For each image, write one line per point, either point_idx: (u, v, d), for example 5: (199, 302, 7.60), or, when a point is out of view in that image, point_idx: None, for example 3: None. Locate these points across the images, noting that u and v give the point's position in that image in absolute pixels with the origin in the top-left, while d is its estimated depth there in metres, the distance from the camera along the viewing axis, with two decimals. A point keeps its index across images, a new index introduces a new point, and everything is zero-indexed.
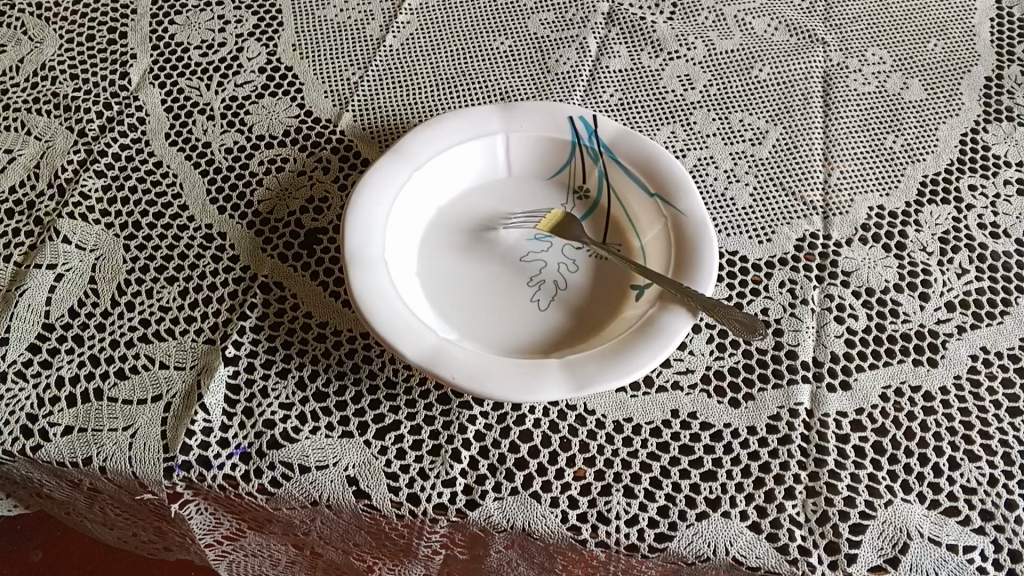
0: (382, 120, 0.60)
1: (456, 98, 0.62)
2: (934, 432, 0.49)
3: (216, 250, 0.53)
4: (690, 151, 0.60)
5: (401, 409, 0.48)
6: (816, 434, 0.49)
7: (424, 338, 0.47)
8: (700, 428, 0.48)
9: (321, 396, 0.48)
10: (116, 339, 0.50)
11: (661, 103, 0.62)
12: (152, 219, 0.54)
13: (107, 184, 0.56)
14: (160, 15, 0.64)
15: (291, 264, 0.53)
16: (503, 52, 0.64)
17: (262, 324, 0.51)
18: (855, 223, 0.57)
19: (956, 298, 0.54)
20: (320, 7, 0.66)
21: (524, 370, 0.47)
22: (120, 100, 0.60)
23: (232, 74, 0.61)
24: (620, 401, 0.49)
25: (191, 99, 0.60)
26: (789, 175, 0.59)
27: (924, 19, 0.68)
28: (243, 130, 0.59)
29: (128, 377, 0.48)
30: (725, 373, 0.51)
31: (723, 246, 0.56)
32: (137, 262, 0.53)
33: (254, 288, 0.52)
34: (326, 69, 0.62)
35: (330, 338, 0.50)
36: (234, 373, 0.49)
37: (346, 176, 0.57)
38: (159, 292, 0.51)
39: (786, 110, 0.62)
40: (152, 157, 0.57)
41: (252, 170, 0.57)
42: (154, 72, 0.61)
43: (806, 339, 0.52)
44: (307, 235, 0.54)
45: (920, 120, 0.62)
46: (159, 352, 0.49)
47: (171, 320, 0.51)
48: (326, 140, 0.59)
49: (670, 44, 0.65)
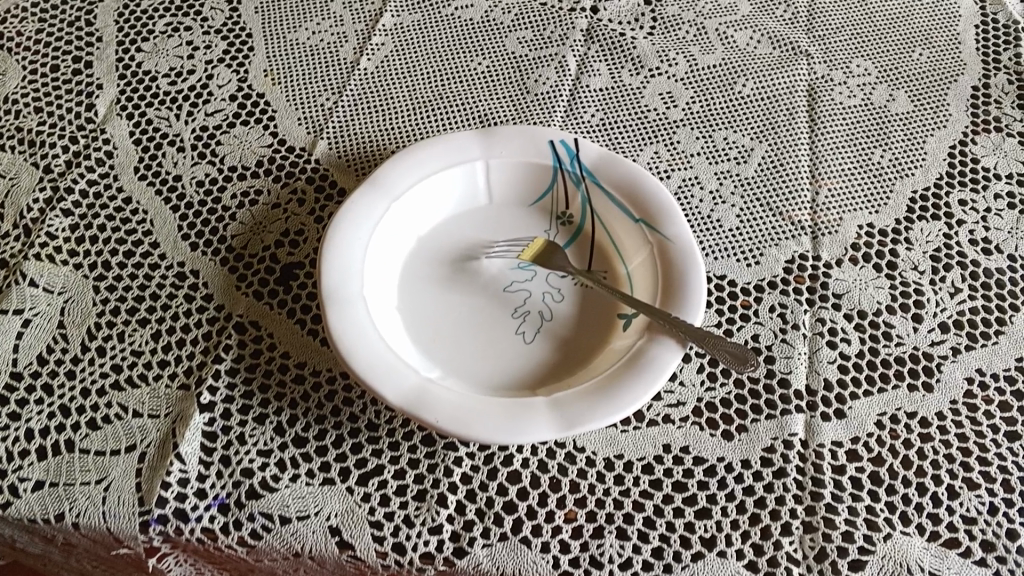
0: (359, 147, 0.58)
1: (435, 122, 0.60)
2: (932, 460, 0.48)
3: (190, 289, 0.52)
4: (675, 172, 0.58)
5: (385, 452, 0.47)
6: (812, 466, 0.47)
7: (405, 379, 0.46)
8: (693, 463, 0.47)
9: (301, 442, 0.47)
10: (86, 386, 0.48)
11: (643, 123, 0.61)
12: (122, 258, 0.53)
13: (75, 223, 0.54)
14: (127, 43, 0.63)
15: (267, 302, 0.51)
16: (481, 73, 0.62)
17: (238, 367, 0.49)
18: (845, 243, 0.56)
19: (950, 319, 0.53)
20: (291, 30, 0.64)
21: (510, 410, 0.45)
22: (86, 133, 0.58)
23: (201, 103, 0.60)
24: (611, 437, 0.48)
25: (160, 130, 0.58)
26: (776, 195, 0.58)
27: (908, 28, 0.66)
28: (214, 162, 0.57)
29: (100, 427, 0.47)
30: (717, 404, 0.49)
31: (711, 269, 0.54)
32: (107, 304, 0.51)
33: (229, 328, 0.50)
34: (299, 94, 0.61)
35: (310, 378, 0.49)
36: (210, 420, 0.47)
37: (323, 208, 0.55)
38: (131, 336, 0.50)
39: (771, 127, 0.61)
40: (121, 193, 0.55)
41: (225, 204, 0.55)
42: (121, 103, 0.59)
43: (798, 366, 0.51)
44: (283, 270, 0.53)
45: (908, 133, 0.61)
46: (131, 400, 0.48)
47: (144, 365, 0.49)
48: (300, 169, 0.57)
49: (651, 60, 0.64)
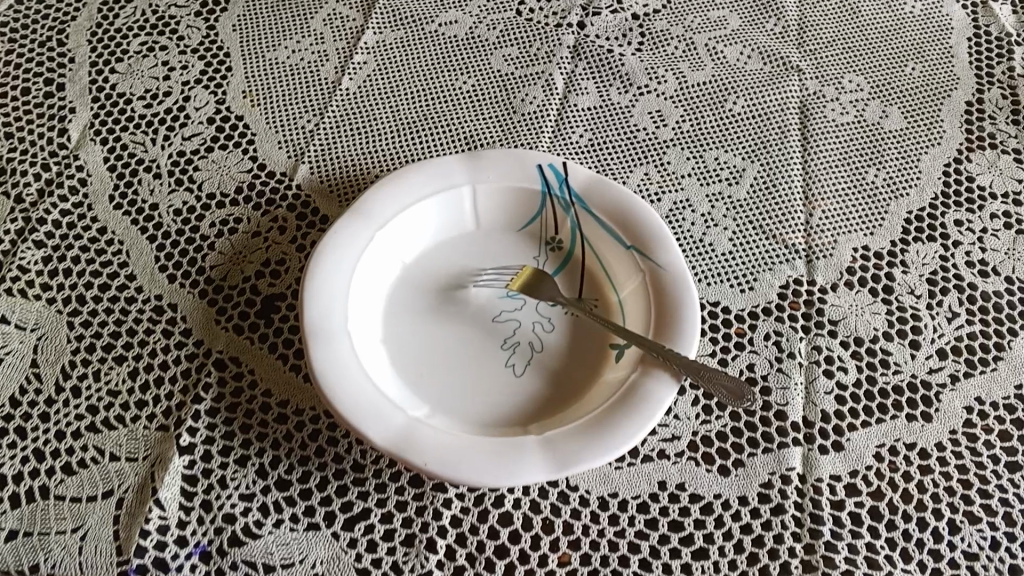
0: (341, 171, 0.57)
1: (420, 145, 0.58)
2: (932, 493, 0.47)
3: (168, 324, 0.50)
4: (665, 195, 0.57)
5: (371, 495, 0.45)
6: (811, 502, 0.46)
7: (392, 418, 0.44)
8: (689, 501, 0.46)
9: (284, 485, 0.45)
10: (61, 429, 0.46)
11: (632, 143, 0.59)
12: (97, 291, 0.51)
13: (48, 255, 0.52)
14: (100, 63, 0.61)
15: (248, 337, 0.50)
16: (467, 93, 0.61)
17: (218, 406, 0.47)
18: (840, 267, 0.54)
19: (948, 345, 0.52)
20: (270, 49, 0.62)
21: (501, 450, 0.44)
22: (59, 160, 0.56)
23: (179, 126, 0.58)
24: (605, 474, 0.46)
25: (136, 155, 0.57)
26: (769, 217, 0.56)
27: (900, 41, 0.65)
28: (192, 189, 0.55)
29: (76, 472, 0.45)
30: (713, 437, 0.48)
31: (704, 296, 0.53)
32: (82, 341, 0.49)
33: (208, 365, 0.49)
34: (279, 116, 0.59)
35: (293, 417, 0.47)
36: (190, 463, 0.46)
37: (305, 236, 0.54)
38: (107, 374, 0.48)
39: (763, 146, 0.59)
40: (96, 223, 0.53)
41: (204, 233, 0.54)
42: (95, 127, 0.58)
43: (795, 398, 0.49)
44: (264, 303, 0.51)
45: (902, 151, 0.60)
46: (108, 443, 0.46)
47: (121, 406, 0.47)
48: (281, 196, 0.55)
49: (640, 78, 0.62)
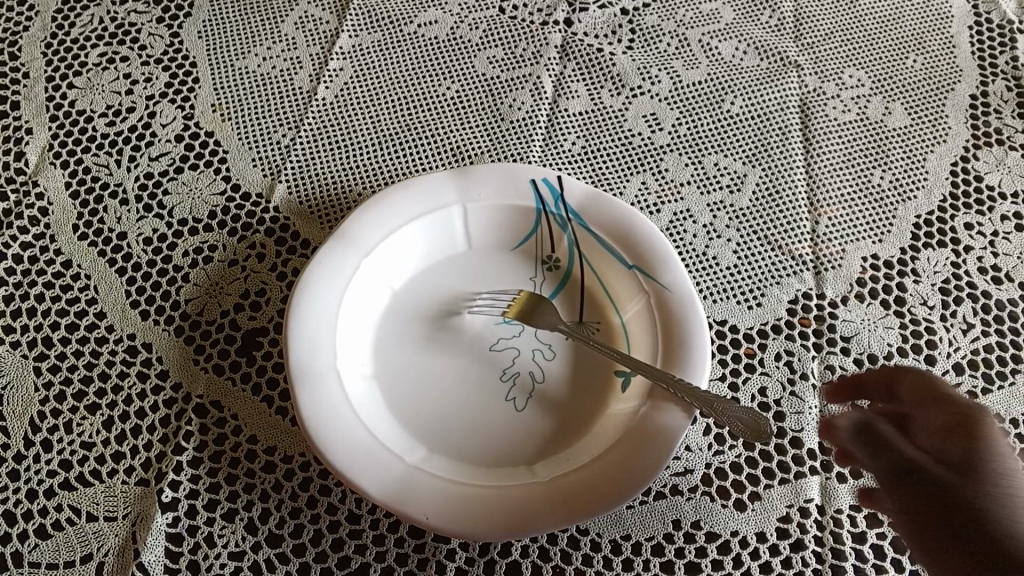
0: (322, 191, 0.54)
1: (403, 159, 0.55)
2: None
3: (142, 366, 0.47)
4: (664, 206, 0.54)
5: (369, 549, 0.43)
6: (831, 536, 0.44)
7: (389, 469, 0.41)
8: (705, 540, 0.44)
9: (276, 540, 0.43)
10: (32, 488, 0.44)
11: (627, 150, 0.56)
12: (65, 333, 0.48)
13: (10, 294, 0.49)
14: (57, 78, 0.57)
15: (229, 378, 0.47)
16: (451, 101, 0.58)
17: (200, 456, 0.45)
18: (850, 278, 0.52)
19: (964, 359, 0.49)
20: (239, 57, 0.58)
21: (508, 500, 0.41)
22: (16, 187, 0.53)
23: (145, 145, 0.55)
24: (616, 515, 0.44)
25: (100, 179, 0.53)
26: (774, 226, 0.54)
27: (900, 31, 0.62)
28: (162, 215, 0.52)
29: (51, 535, 0.43)
30: (727, 470, 0.46)
31: (711, 314, 0.51)
32: (51, 389, 0.47)
33: (188, 412, 0.46)
34: (253, 131, 0.56)
35: (281, 466, 0.45)
36: (174, 520, 0.44)
37: (286, 263, 0.51)
38: (80, 425, 0.46)
39: (764, 149, 0.57)
40: (60, 256, 0.50)
41: (177, 263, 0.51)
42: (54, 149, 0.54)
43: (810, 423, 0.47)
44: (244, 339, 0.48)
45: (907, 151, 0.57)
46: (84, 501, 0.44)
47: (97, 459, 0.45)
48: (258, 220, 0.52)
49: (632, 78, 0.59)
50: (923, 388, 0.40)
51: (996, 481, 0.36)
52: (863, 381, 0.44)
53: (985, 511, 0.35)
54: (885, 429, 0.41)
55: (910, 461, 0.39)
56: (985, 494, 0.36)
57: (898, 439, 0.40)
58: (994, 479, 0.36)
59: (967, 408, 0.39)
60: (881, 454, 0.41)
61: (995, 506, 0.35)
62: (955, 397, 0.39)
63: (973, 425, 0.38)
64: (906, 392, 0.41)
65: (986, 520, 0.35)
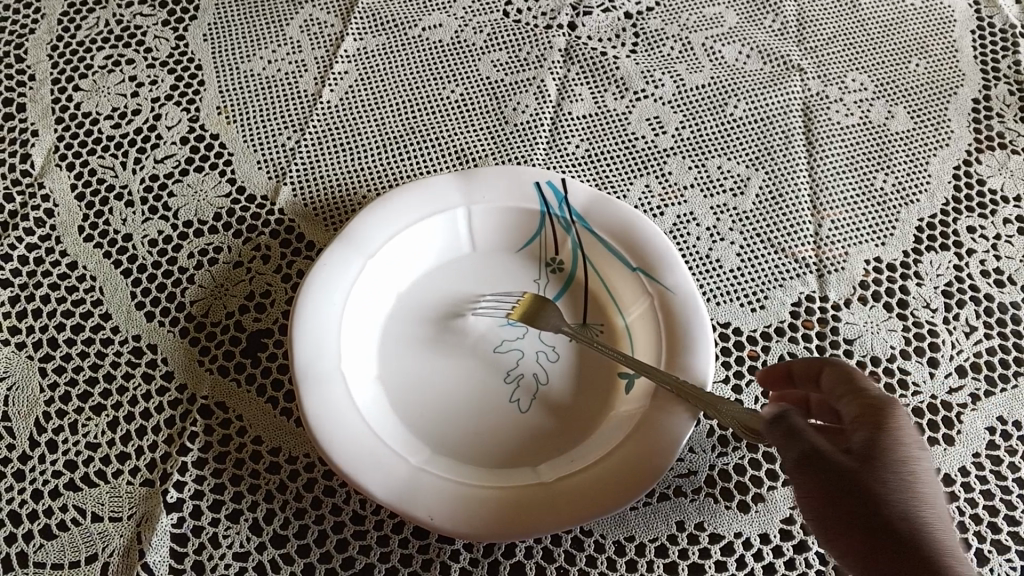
0: (327, 193, 0.54)
1: (408, 162, 0.56)
2: (959, 521, 0.45)
3: (148, 367, 0.48)
4: (668, 209, 0.55)
5: (373, 550, 0.43)
6: None
7: (394, 470, 0.41)
8: (709, 541, 0.44)
9: (280, 541, 0.43)
10: (38, 488, 0.44)
11: (631, 153, 0.56)
12: (70, 334, 0.48)
13: (16, 295, 0.50)
14: (63, 80, 0.57)
15: (235, 379, 0.47)
16: (455, 104, 0.58)
17: (205, 457, 0.45)
18: (853, 280, 0.52)
19: (967, 361, 0.50)
20: (244, 60, 0.59)
21: (512, 501, 0.41)
22: (21, 189, 0.53)
23: (150, 147, 0.55)
24: (620, 516, 0.45)
25: (105, 181, 0.53)
26: (777, 229, 0.54)
27: (902, 35, 0.62)
28: (167, 217, 0.52)
29: (57, 536, 0.43)
30: (731, 471, 0.46)
31: (714, 317, 0.51)
32: (56, 390, 0.47)
33: (193, 413, 0.46)
34: (258, 134, 0.56)
35: (286, 466, 0.45)
36: (179, 521, 0.44)
37: (291, 264, 0.51)
38: (85, 426, 0.46)
39: (767, 153, 0.57)
40: (65, 257, 0.51)
41: (182, 264, 0.51)
42: (60, 151, 0.55)
43: None
44: (249, 340, 0.48)
45: (910, 154, 0.57)
46: (89, 501, 0.44)
47: (101, 460, 0.45)
48: (263, 222, 0.52)
49: (636, 82, 0.59)
50: (843, 378, 0.37)
51: (896, 468, 0.33)
52: (792, 368, 0.40)
53: (883, 490, 0.32)
54: (796, 418, 0.36)
55: (817, 450, 0.34)
56: (884, 473, 0.33)
57: (807, 428, 0.35)
58: (895, 466, 0.33)
59: (879, 402, 0.35)
60: (790, 446, 0.35)
61: (893, 491, 0.32)
62: (871, 390, 0.36)
63: (881, 416, 0.34)
64: (827, 381, 0.38)
65: (883, 503, 0.32)
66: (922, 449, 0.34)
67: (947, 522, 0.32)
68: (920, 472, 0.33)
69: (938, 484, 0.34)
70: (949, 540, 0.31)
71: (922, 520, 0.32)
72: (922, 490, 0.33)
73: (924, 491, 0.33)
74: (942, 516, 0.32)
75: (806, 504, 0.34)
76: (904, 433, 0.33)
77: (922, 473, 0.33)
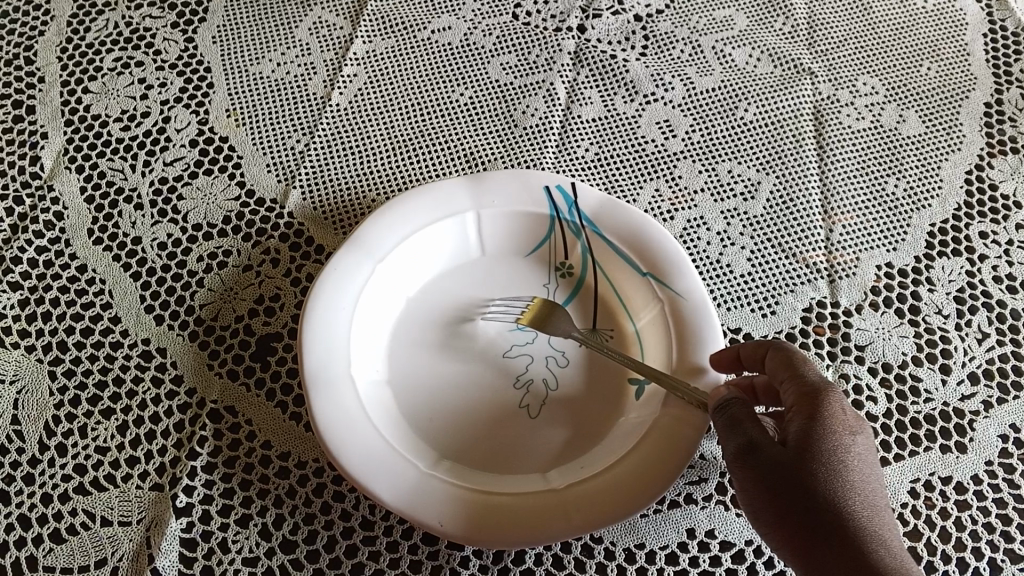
0: (336, 196, 0.54)
1: (416, 165, 0.56)
2: (971, 530, 0.45)
3: (157, 371, 0.48)
4: (678, 213, 0.54)
5: (383, 556, 0.43)
6: None
7: (404, 475, 0.41)
8: (719, 549, 0.44)
9: (290, 546, 0.43)
10: (47, 492, 0.44)
11: (641, 157, 0.56)
12: (80, 337, 0.48)
13: (26, 298, 0.50)
14: (72, 82, 0.57)
15: (244, 383, 0.47)
16: (464, 107, 0.58)
17: (215, 462, 0.45)
18: (865, 286, 0.52)
19: (979, 368, 0.49)
20: (253, 62, 0.59)
21: (521, 506, 0.41)
22: (32, 191, 0.53)
23: (159, 150, 0.55)
24: (631, 523, 0.44)
25: (114, 184, 0.53)
26: (788, 234, 0.54)
27: (914, 38, 0.62)
28: (177, 220, 0.52)
29: (66, 540, 0.43)
30: None
31: (725, 322, 0.51)
32: (66, 393, 0.47)
33: (203, 417, 0.46)
34: (267, 137, 0.56)
35: (296, 471, 0.45)
36: (188, 525, 0.44)
37: (301, 268, 0.51)
38: (95, 430, 0.46)
39: (778, 157, 0.57)
40: (75, 260, 0.51)
41: (191, 268, 0.51)
42: (69, 154, 0.54)
43: None
44: (259, 344, 0.48)
45: (922, 158, 0.56)
46: (98, 506, 0.44)
47: (111, 464, 0.45)
48: (273, 225, 0.52)
49: (645, 85, 0.59)
50: (785, 364, 0.41)
51: (829, 459, 0.37)
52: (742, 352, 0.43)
53: (816, 480, 0.36)
54: (739, 408, 0.39)
55: (758, 442, 0.38)
56: (816, 465, 0.37)
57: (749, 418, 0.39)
58: (826, 457, 0.37)
59: (815, 390, 0.38)
60: (732, 435, 0.39)
61: (825, 480, 0.36)
62: (809, 379, 0.39)
63: (817, 405, 0.38)
64: (771, 367, 0.42)
65: (819, 491, 0.36)
66: (853, 433, 0.38)
67: (875, 501, 0.37)
68: (853, 458, 0.37)
69: (871, 458, 0.38)
70: (875, 522, 0.36)
71: (849, 508, 0.36)
72: (852, 476, 0.37)
73: (857, 472, 0.37)
74: (870, 496, 0.37)
75: (743, 492, 0.38)
76: (836, 422, 0.37)
77: (854, 458, 0.37)
